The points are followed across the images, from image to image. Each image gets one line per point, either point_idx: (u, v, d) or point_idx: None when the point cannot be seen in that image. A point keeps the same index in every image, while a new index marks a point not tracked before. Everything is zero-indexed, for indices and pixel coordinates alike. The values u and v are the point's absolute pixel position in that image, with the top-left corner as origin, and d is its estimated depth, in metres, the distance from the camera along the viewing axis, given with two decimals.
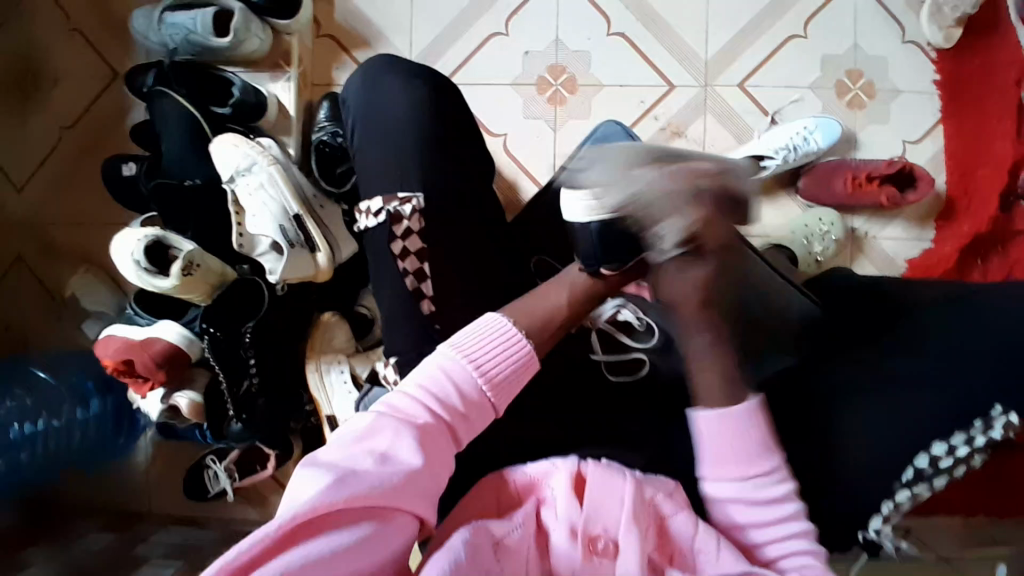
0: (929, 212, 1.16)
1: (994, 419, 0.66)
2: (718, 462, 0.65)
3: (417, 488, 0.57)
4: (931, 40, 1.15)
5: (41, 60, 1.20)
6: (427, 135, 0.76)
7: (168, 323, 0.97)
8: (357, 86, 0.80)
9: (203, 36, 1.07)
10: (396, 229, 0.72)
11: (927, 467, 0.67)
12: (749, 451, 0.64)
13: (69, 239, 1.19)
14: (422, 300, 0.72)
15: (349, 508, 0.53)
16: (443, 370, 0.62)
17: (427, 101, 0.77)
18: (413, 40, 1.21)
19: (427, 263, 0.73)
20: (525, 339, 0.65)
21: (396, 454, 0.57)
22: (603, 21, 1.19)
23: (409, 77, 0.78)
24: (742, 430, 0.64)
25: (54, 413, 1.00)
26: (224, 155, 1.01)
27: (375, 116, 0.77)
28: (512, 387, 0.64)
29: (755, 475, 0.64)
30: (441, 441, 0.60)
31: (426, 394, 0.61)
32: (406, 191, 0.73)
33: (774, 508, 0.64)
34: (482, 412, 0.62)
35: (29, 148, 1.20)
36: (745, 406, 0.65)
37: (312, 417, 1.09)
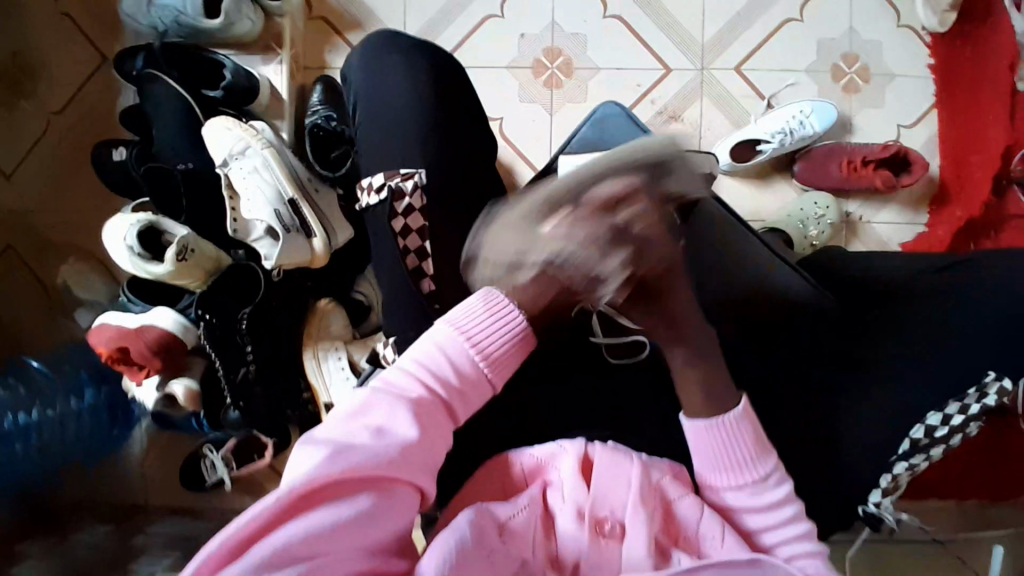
0: (923, 195, 1.16)
1: (988, 386, 0.66)
2: (712, 472, 0.64)
3: (414, 462, 0.56)
4: (926, 23, 1.16)
5: (26, 45, 1.17)
6: (430, 116, 0.75)
7: (164, 309, 0.97)
8: (358, 64, 0.80)
9: (192, 18, 1.05)
10: (397, 206, 0.71)
11: (923, 439, 0.67)
12: (738, 457, 0.63)
13: (60, 228, 1.16)
14: (423, 279, 0.71)
15: (346, 481, 0.53)
16: (439, 345, 0.61)
17: (431, 82, 0.77)
18: (407, 22, 1.20)
19: (427, 241, 0.71)
20: (519, 313, 0.62)
21: (392, 429, 0.57)
22: (599, 4, 1.18)
23: (409, 55, 0.78)
24: (730, 439, 0.62)
25: (47, 404, 0.98)
26: (218, 138, 0.99)
27: (376, 94, 0.77)
28: (510, 362, 0.64)
29: (750, 482, 0.63)
30: (438, 416, 0.60)
31: (422, 370, 0.61)
32: (408, 167, 0.73)
33: (768, 511, 0.63)
34: (479, 387, 0.62)
35: (15, 134, 1.17)
36: (735, 413, 0.62)
37: (310, 405, 1.07)
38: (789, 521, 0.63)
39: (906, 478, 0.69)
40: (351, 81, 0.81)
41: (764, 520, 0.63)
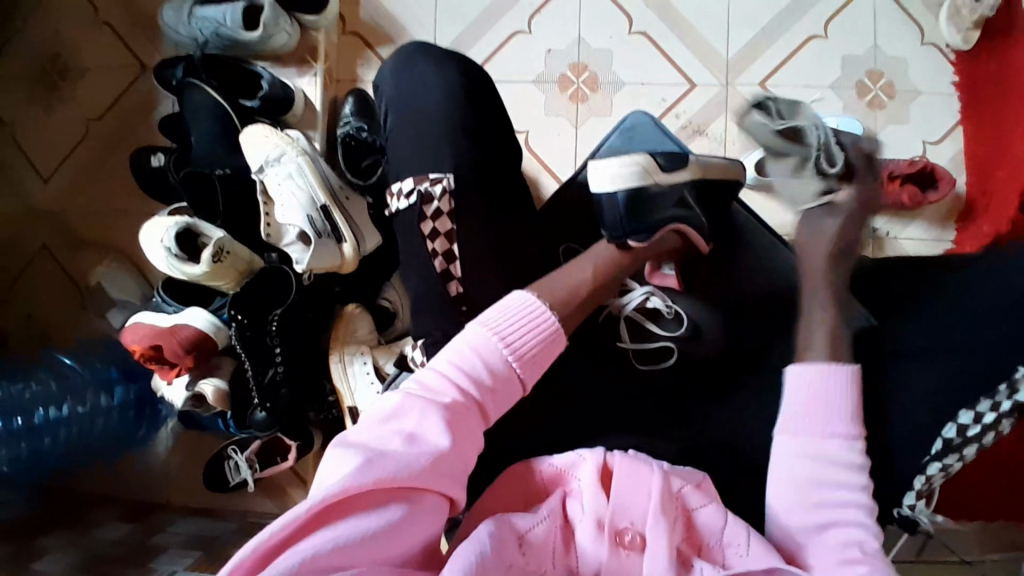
0: (949, 213, 1.16)
1: (1019, 381, 0.67)
2: (801, 416, 0.66)
3: (446, 470, 0.57)
4: (950, 42, 1.17)
5: (71, 53, 1.22)
6: (465, 118, 0.77)
7: (195, 310, 0.99)
8: (392, 70, 0.81)
9: (232, 30, 1.09)
10: (426, 209, 0.73)
11: (956, 437, 0.68)
12: (835, 410, 0.65)
13: (96, 230, 1.20)
14: (451, 281, 0.73)
15: (377, 490, 0.53)
16: (474, 349, 0.62)
17: (462, 87, 0.78)
18: (436, 38, 1.23)
19: (455, 244, 0.73)
20: (549, 313, 0.65)
21: (424, 436, 0.57)
22: (625, 20, 1.21)
23: (443, 61, 0.79)
24: (839, 391, 0.65)
25: (79, 400, 1.00)
26: (255, 145, 1.03)
27: (410, 96, 0.78)
28: (541, 365, 0.64)
29: (836, 435, 0.64)
30: (471, 420, 0.60)
31: (457, 372, 0.61)
32: (437, 172, 0.74)
33: (847, 474, 0.63)
34: (510, 389, 0.62)
35: (57, 138, 1.22)
36: (842, 371, 0.66)
37: (335, 408, 1.09)
38: (844, 512, 0.62)
39: (941, 481, 0.70)
40: (383, 87, 0.82)
41: (818, 511, 0.62)
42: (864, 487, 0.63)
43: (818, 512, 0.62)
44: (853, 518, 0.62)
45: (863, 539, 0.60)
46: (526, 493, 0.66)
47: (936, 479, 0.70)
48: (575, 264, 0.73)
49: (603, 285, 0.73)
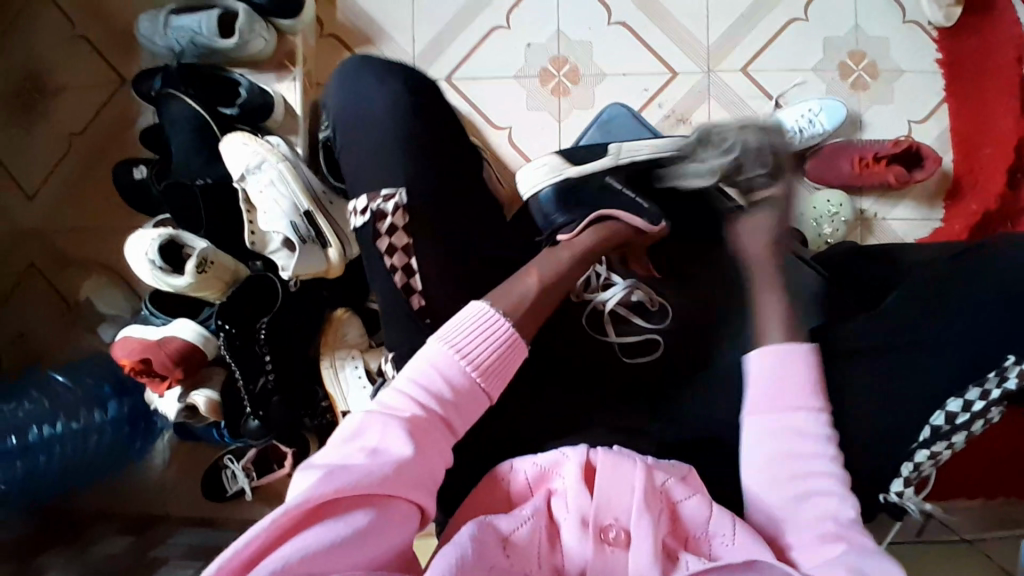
0: (936, 191, 1.16)
1: (1008, 370, 0.66)
2: (765, 403, 0.67)
3: (411, 479, 0.58)
4: (933, 18, 1.16)
5: (48, 68, 1.21)
6: (417, 128, 0.77)
7: (184, 322, 0.99)
8: (339, 85, 0.81)
9: (208, 38, 1.08)
10: (380, 226, 0.73)
11: (944, 425, 0.68)
12: (795, 387, 0.67)
13: (82, 245, 1.20)
14: (413, 295, 0.73)
15: (341, 498, 0.55)
16: (432, 364, 0.64)
17: (408, 97, 0.78)
18: (415, 37, 1.22)
19: (414, 258, 0.73)
20: (501, 318, 0.67)
21: (386, 448, 0.59)
22: (603, 11, 1.20)
23: (383, 74, 0.80)
24: (797, 366, 0.68)
25: (73, 416, 1.01)
26: (234, 153, 1.02)
27: (358, 113, 0.79)
28: (503, 375, 0.66)
29: (807, 408, 0.66)
30: (435, 433, 0.61)
31: (416, 389, 0.63)
32: (388, 188, 0.74)
33: (818, 445, 0.65)
34: (473, 399, 0.64)
35: (40, 155, 1.21)
36: (804, 348, 0.69)
37: (328, 414, 1.09)
38: (820, 493, 0.63)
39: (929, 469, 0.70)
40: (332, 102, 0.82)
41: (790, 487, 0.64)
42: (831, 457, 0.65)
43: (798, 504, 0.63)
44: (828, 489, 0.63)
45: (838, 511, 0.62)
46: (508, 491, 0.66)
47: (924, 467, 0.70)
48: (517, 276, 0.71)
49: (545, 294, 0.71)
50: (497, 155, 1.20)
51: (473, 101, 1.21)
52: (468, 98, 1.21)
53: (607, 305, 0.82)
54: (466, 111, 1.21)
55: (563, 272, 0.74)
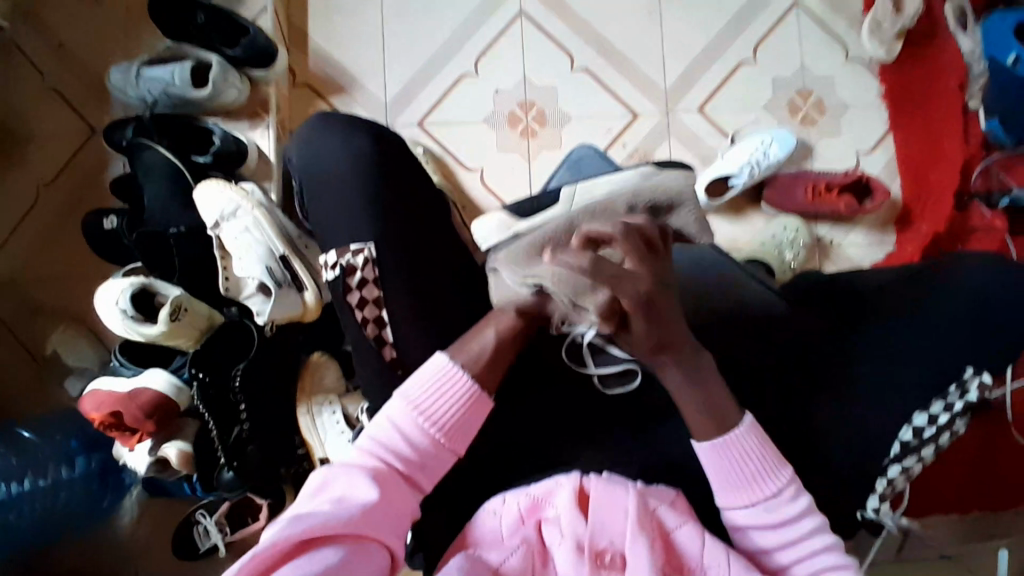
0: (887, 219, 1.23)
1: (968, 382, 0.74)
2: (727, 490, 0.68)
3: (379, 521, 0.62)
4: (874, 55, 1.24)
5: (15, 121, 1.21)
6: (381, 174, 0.78)
7: (155, 371, 0.97)
8: (297, 146, 0.82)
9: (181, 89, 1.10)
10: (350, 280, 0.75)
11: (912, 440, 0.74)
12: (756, 471, 0.67)
13: (47, 298, 1.17)
14: (384, 346, 0.75)
15: (309, 539, 0.58)
16: (393, 422, 0.68)
17: (371, 147, 0.79)
18: (386, 84, 1.26)
19: (384, 310, 0.75)
20: (463, 375, 0.69)
21: (354, 495, 0.63)
22: (567, 57, 1.26)
23: (343, 127, 0.80)
24: (747, 452, 0.67)
25: (41, 472, 0.98)
26: (208, 199, 1.01)
27: (321, 170, 0.80)
28: (465, 432, 0.69)
29: (765, 498, 0.67)
30: (398, 485, 0.66)
31: (378, 446, 0.67)
32: (358, 242, 0.76)
33: (793, 525, 0.67)
34: (434, 456, 0.68)
35: (4, 205, 1.19)
36: (744, 427, 0.68)
37: (305, 461, 1.07)
38: (813, 534, 0.67)
39: (903, 483, 0.75)
40: (293, 161, 0.84)
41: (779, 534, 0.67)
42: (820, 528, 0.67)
43: (791, 548, 0.67)
44: (820, 546, 0.67)
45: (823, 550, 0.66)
46: (496, 524, 0.66)
47: (898, 481, 0.76)
48: (476, 332, 0.72)
49: (504, 351, 0.72)
50: (470, 196, 1.23)
51: (444, 145, 1.24)
52: (440, 140, 1.25)
53: (584, 337, 0.80)
54: (438, 153, 1.24)
55: (524, 326, 0.73)
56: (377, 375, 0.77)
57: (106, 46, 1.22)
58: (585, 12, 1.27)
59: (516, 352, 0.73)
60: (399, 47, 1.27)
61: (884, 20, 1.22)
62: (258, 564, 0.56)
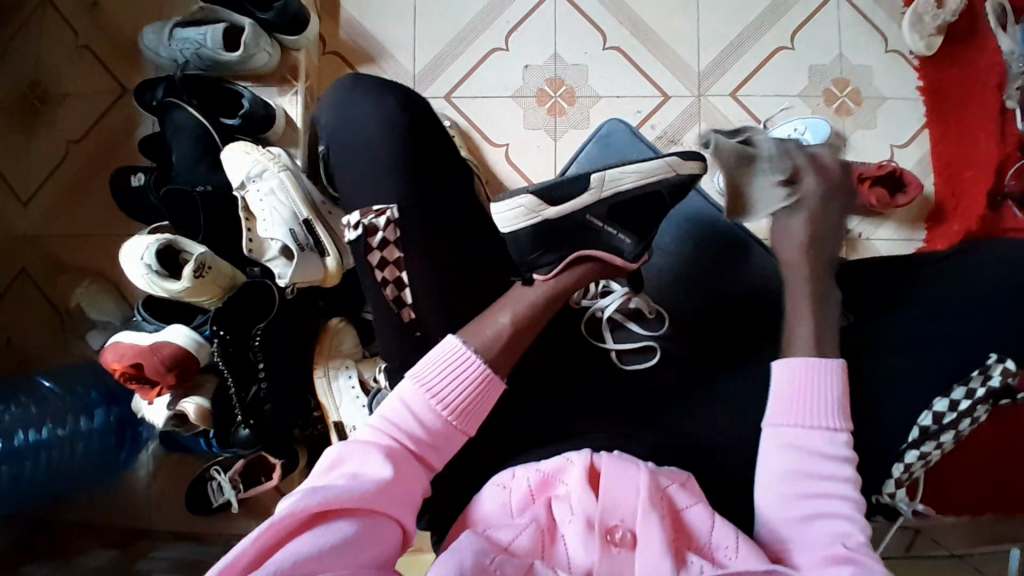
0: (918, 215, 1.20)
1: (991, 368, 0.72)
2: (778, 412, 0.69)
3: (392, 497, 0.62)
4: (914, 49, 1.22)
5: (49, 77, 1.22)
6: (412, 135, 0.78)
7: (175, 327, 0.98)
8: (331, 106, 0.82)
9: (212, 51, 1.10)
10: (372, 240, 0.75)
11: (932, 425, 0.72)
12: (825, 406, 0.68)
13: (74, 252, 1.19)
14: (404, 308, 0.75)
15: (323, 512, 0.58)
16: (404, 402, 0.67)
17: (404, 108, 0.79)
18: (416, 56, 1.25)
19: (404, 271, 0.75)
20: (473, 356, 0.69)
21: (367, 472, 0.63)
22: (599, 36, 1.25)
23: (375, 90, 0.80)
24: (828, 381, 0.69)
25: (59, 422, 1.00)
26: (234, 163, 1.02)
27: (351, 129, 0.79)
28: (476, 413, 0.69)
29: (822, 428, 0.67)
30: (411, 463, 0.65)
31: (388, 426, 0.66)
32: (380, 204, 0.76)
33: (834, 466, 0.66)
34: (447, 436, 0.67)
35: (35, 162, 1.21)
36: (832, 362, 0.70)
37: (320, 424, 1.09)
38: (832, 512, 0.64)
39: (919, 470, 0.73)
40: (323, 121, 0.84)
41: (812, 509, 0.65)
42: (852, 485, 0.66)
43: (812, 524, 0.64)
44: (839, 510, 0.64)
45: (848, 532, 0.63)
46: (506, 497, 0.67)
47: (915, 469, 0.74)
48: (491, 312, 0.73)
49: (522, 332, 0.73)
50: (494, 172, 1.22)
51: (471, 120, 1.24)
52: (467, 115, 1.24)
53: (605, 312, 0.86)
54: (465, 128, 1.24)
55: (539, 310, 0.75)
56: (395, 336, 0.76)
57: (140, 6, 1.22)
58: None
59: (537, 325, 0.74)
60: (428, 19, 1.26)
61: (925, 13, 1.19)
62: (272, 536, 0.56)
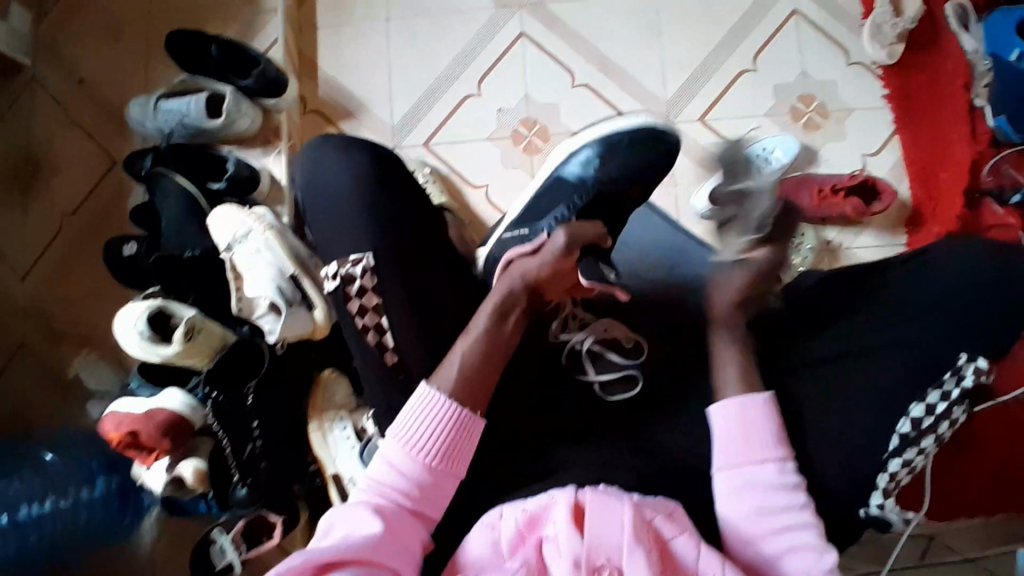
0: (896, 220, 1.22)
1: (963, 368, 0.73)
2: (732, 452, 0.72)
3: (383, 549, 0.63)
4: (876, 58, 1.25)
5: (43, 155, 1.27)
6: (380, 186, 0.81)
7: (171, 392, 1.01)
8: (302, 165, 0.86)
9: (197, 119, 1.15)
10: (350, 289, 0.77)
11: (911, 431, 0.72)
12: (761, 439, 0.72)
13: (73, 321, 1.22)
14: (386, 352, 0.77)
15: (312, 571, 0.60)
16: (389, 460, 0.69)
17: (368, 163, 0.82)
18: (393, 108, 1.30)
19: (384, 316, 0.76)
20: (451, 404, 0.70)
21: (354, 530, 0.65)
22: (567, 74, 1.29)
23: (343, 149, 0.83)
24: (763, 420, 0.73)
25: (62, 493, 1.02)
26: (224, 225, 1.06)
27: (321, 188, 0.82)
28: (460, 454, 0.70)
29: (772, 462, 0.71)
30: (401, 517, 0.66)
31: (376, 482, 0.68)
32: (357, 253, 0.78)
33: (787, 496, 0.70)
34: (434, 486, 0.69)
35: (32, 235, 1.25)
36: (761, 399, 0.74)
37: (317, 477, 1.10)
38: (791, 520, 0.69)
39: (906, 478, 0.72)
40: (297, 178, 0.87)
41: (775, 521, 0.69)
42: (803, 507, 0.69)
43: (780, 538, 0.68)
44: (806, 540, 0.68)
45: (815, 562, 0.66)
46: (495, 536, 0.66)
47: (901, 476, 0.73)
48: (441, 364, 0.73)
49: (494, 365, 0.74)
50: (476, 213, 1.25)
51: (452, 165, 1.27)
52: (445, 160, 1.27)
53: (584, 344, 0.83)
54: (445, 172, 1.27)
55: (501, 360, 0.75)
56: (379, 383, 0.78)
57: (128, 83, 1.28)
58: (584, 29, 1.30)
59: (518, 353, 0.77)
60: (402, 71, 1.31)
61: (884, 23, 1.22)
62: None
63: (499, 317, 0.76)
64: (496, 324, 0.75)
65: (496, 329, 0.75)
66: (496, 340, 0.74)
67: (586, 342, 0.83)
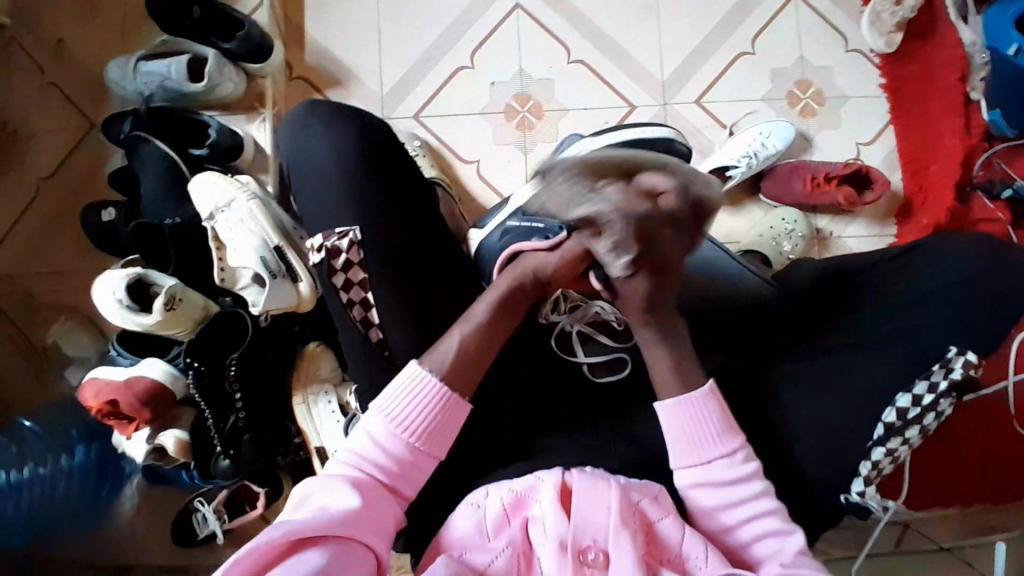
0: (887, 211, 1.21)
1: (952, 362, 0.72)
2: (683, 450, 0.71)
3: (363, 525, 0.62)
4: (874, 46, 1.23)
5: (18, 116, 1.22)
6: (366, 158, 0.79)
7: (152, 361, 0.97)
8: (286, 134, 0.83)
9: (178, 82, 1.11)
10: (335, 263, 0.75)
11: (896, 421, 0.72)
12: (706, 434, 0.71)
13: (51, 290, 1.19)
14: (371, 329, 0.75)
15: (290, 544, 0.58)
16: (372, 436, 0.68)
17: (355, 135, 0.80)
18: (383, 77, 1.26)
19: (370, 293, 0.75)
20: (440, 384, 0.70)
21: (334, 503, 0.63)
22: (563, 50, 1.26)
23: (330, 120, 0.81)
24: (705, 413, 0.71)
25: (40, 462, 1.00)
26: (204, 194, 1.03)
27: (305, 158, 0.80)
28: (443, 435, 0.70)
29: (717, 457, 0.70)
30: (381, 494, 0.66)
31: (358, 458, 0.68)
32: (343, 226, 0.76)
33: (741, 487, 0.69)
34: (416, 465, 0.69)
35: (8, 200, 1.21)
36: (700, 391, 0.72)
37: (301, 451, 1.09)
38: (766, 507, 0.69)
39: (888, 466, 0.73)
40: (280, 148, 0.84)
41: (738, 509, 0.69)
42: (764, 492, 0.69)
43: (746, 525, 0.69)
44: (773, 525, 0.68)
45: (782, 549, 0.67)
46: (479, 518, 0.66)
47: (883, 464, 0.73)
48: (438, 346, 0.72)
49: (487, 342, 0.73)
50: (466, 189, 1.23)
51: (443, 139, 1.25)
52: (436, 133, 1.25)
53: (573, 327, 0.84)
54: (436, 146, 1.24)
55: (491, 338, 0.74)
56: (364, 361, 0.77)
57: (108, 43, 1.23)
58: (581, 4, 1.27)
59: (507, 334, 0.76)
60: (394, 40, 1.27)
61: (884, 11, 1.21)
62: (242, 568, 0.56)
63: (499, 306, 0.75)
64: (494, 312, 0.75)
65: (495, 317, 0.74)
66: (492, 326, 0.74)
67: (574, 324, 0.84)
